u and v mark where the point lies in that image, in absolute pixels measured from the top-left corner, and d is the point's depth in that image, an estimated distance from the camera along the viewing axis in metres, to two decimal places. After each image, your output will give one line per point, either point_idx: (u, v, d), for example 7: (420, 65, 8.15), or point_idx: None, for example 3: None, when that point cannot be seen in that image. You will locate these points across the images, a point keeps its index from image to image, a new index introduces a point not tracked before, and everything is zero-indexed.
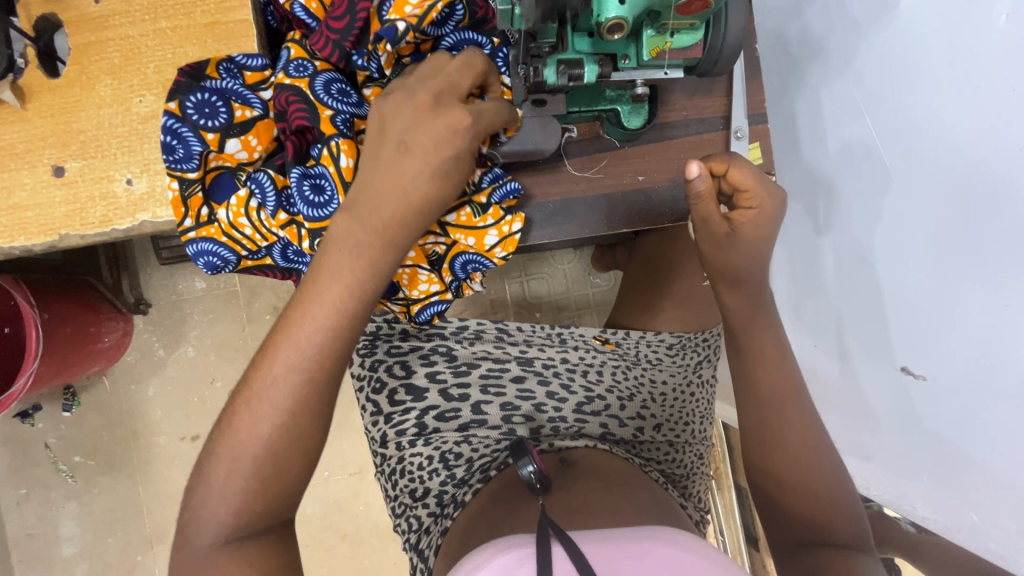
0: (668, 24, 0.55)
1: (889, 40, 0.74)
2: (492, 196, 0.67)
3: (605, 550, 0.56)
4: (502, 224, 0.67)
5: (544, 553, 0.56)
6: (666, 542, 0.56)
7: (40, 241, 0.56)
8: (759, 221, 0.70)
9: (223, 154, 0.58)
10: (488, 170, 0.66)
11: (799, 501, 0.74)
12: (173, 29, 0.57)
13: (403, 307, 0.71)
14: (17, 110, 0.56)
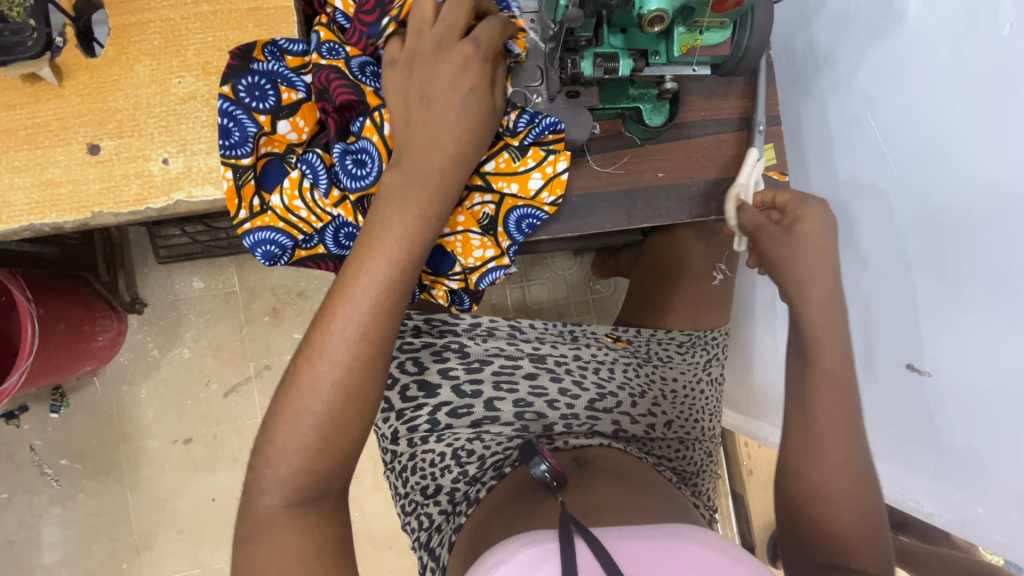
0: (701, 22, 0.58)
1: (897, 49, 0.78)
2: (527, 138, 0.66)
3: (631, 549, 0.56)
4: (544, 166, 0.68)
5: (568, 550, 0.55)
6: (691, 541, 0.56)
7: (72, 218, 0.56)
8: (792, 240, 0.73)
9: (275, 134, 0.60)
10: (521, 111, 0.65)
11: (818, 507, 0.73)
12: (215, 13, 0.58)
13: (461, 279, 0.72)
14: (54, 87, 0.56)
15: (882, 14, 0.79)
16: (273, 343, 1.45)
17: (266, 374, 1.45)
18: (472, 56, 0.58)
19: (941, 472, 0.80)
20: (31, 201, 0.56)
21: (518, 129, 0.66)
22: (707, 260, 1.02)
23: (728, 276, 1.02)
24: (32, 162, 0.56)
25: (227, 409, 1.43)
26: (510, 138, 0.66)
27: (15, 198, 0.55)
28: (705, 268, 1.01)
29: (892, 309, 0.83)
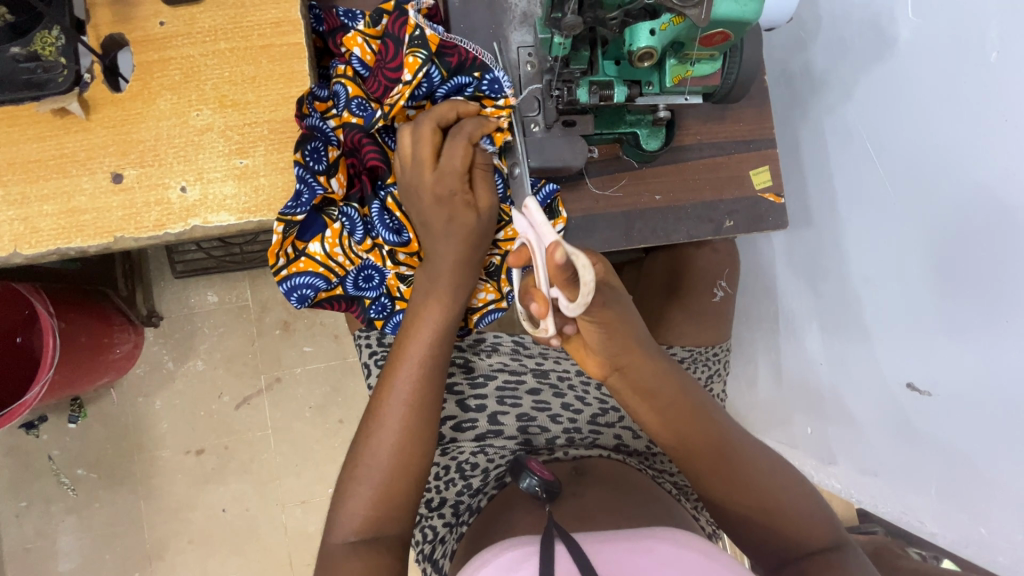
0: (691, 54, 0.60)
1: (889, 73, 0.80)
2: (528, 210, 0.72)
3: (608, 549, 0.58)
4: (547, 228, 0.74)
5: (546, 550, 0.57)
6: (668, 542, 0.58)
7: (95, 242, 0.60)
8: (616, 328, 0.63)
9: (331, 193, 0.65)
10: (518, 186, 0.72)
11: (746, 478, 0.68)
12: (231, 50, 0.61)
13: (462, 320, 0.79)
14: (81, 120, 0.60)
15: (875, 39, 0.81)
16: (284, 356, 1.49)
17: (277, 387, 1.48)
18: (445, 190, 0.62)
19: (944, 490, 0.79)
20: (58, 226, 0.59)
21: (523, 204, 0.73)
22: (710, 275, 1.03)
23: (728, 293, 1.03)
24: (60, 190, 0.59)
25: (238, 421, 1.46)
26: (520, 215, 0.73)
27: (44, 223, 0.59)
28: (707, 284, 1.02)
29: (891, 327, 0.83)
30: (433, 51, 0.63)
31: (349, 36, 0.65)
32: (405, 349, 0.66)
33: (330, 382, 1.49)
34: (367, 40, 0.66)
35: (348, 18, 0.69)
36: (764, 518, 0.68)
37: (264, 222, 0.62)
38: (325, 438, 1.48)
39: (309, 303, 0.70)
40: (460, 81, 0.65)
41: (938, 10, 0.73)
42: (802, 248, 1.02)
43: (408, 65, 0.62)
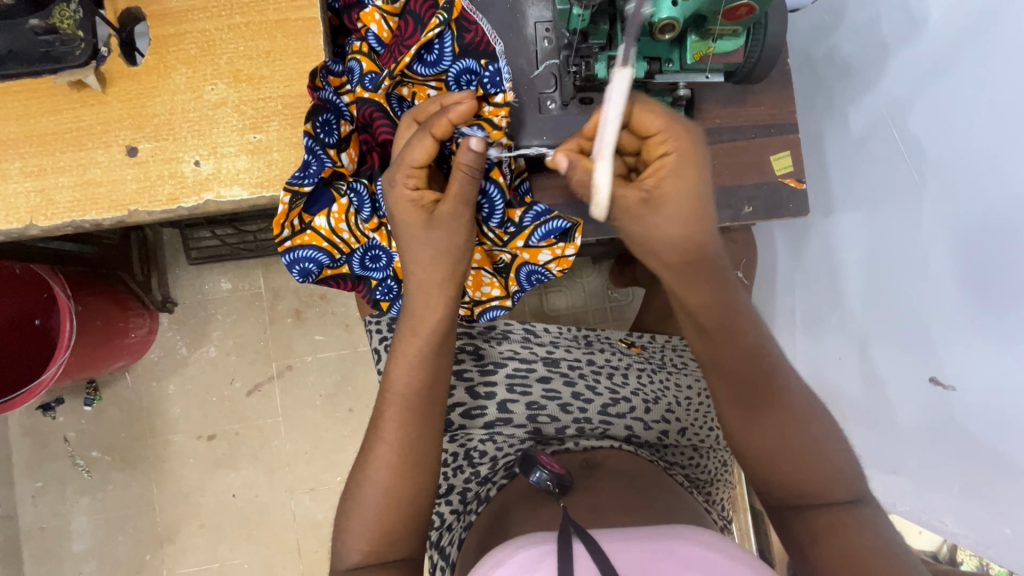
0: (713, 29, 0.59)
1: (920, 53, 0.77)
2: (528, 237, 0.74)
3: (629, 549, 0.57)
4: (555, 247, 0.74)
5: (565, 551, 0.56)
6: (692, 542, 0.56)
7: (110, 216, 0.60)
8: (678, 169, 0.55)
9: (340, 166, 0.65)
10: (528, 208, 0.74)
11: (771, 436, 0.67)
12: (247, 24, 0.61)
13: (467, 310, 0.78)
14: (98, 93, 0.60)
15: (904, 21, 0.79)
16: (295, 344, 1.49)
17: (287, 374, 1.49)
18: (409, 196, 0.60)
19: (967, 486, 0.76)
20: (74, 198, 0.60)
21: (520, 228, 0.74)
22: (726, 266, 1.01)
23: (746, 284, 1.01)
24: (75, 163, 0.60)
25: (250, 408, 1.47)
26: (515, 238, 0.74)
27: (59, 195, 0.59)
28: None
29: (914, 319, 0.81)
30: (455, 18, 0.62)
31: (366, 11, 0.64)
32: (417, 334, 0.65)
33: (340, 371, 1.50)
34: (384, 17, 0.65)
35: None
36: (795, 467, 0.66)
37: (274, 197, 0.62)
38: (334, 426, 1.49)
39: (311, 278, 0.69)
40: (468, 61, 0.63)
41: None
42: (822, 240, 0.99)
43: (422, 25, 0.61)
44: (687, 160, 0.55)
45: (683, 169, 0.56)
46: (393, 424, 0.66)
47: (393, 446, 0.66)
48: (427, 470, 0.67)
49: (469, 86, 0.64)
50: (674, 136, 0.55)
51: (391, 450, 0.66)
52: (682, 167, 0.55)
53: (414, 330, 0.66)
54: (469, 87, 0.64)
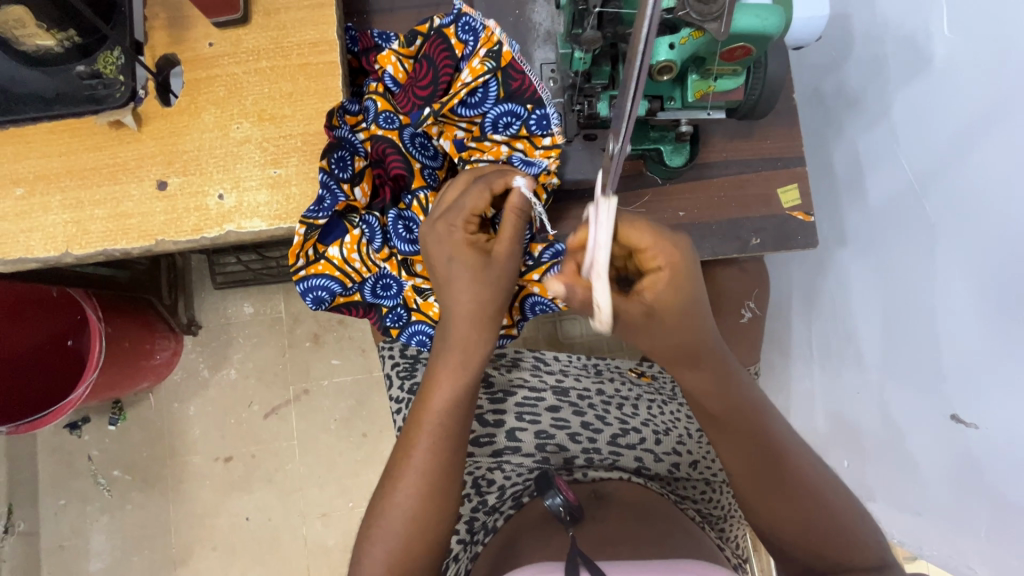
0: (712, 69, 0.60)
1: (926, 87, 0.77)
2: (545, 271, 0.72)
3: None
4: None
5: None
6: None
7: (139, 245, 0.64)
8: (674, 283, 0.54)
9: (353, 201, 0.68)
10: (549, 244, 0.72)
11: (795, 493, 0.62)
12: (272, 68, 0.65)
13: None
14: (134, 132, 0.65)
15: (910, 56, 0.79)
16: (312, 368, 1.52)
17: (304, 398, 1.51)
18: (465, 238, 0.62)
19: (995, 532, 0.70)
20: (107, 229, 0.64)
21: (538, 262, 0.72)
22: (738, 295, 1.00)
23: (757, 314, 1.00)
24: (110, 196, 0.64)
25: (266, 430, 1.50)
26: (530, 272, 0.72)
27: (94, 226, 0.63)
28: (734, 305, 0.99)
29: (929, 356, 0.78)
30: (503, 66, 0.65)
31: (382, 54, 0.69)
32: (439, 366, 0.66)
33: (355, 396, 1.51)
34: (400, 59, 0.69)
35: (382, 39, 0.74)
36: (799, 526, 0.62)
37: (290, 228, 0.64)
38: (348, 451, 1.50)
39: (324, 305, 0.71)
40: (511, 106, 0.66)
41: (974, 26, 0.70)
42: (838, 271, 0.98)
43: (472, 71, 0.65)
44: (683, 272, 0.55)
45: (678, 279, 0.55)
46: (425, 453, 0.65)
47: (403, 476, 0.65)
48: (435, 500, 0.66)
49: (508, 128, 0.67)
50: (664, 249, 0.53)
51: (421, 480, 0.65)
52: (678, 277, 0.54)
53: (456, 365, 0.65)
54: (508, 129, 0.67)
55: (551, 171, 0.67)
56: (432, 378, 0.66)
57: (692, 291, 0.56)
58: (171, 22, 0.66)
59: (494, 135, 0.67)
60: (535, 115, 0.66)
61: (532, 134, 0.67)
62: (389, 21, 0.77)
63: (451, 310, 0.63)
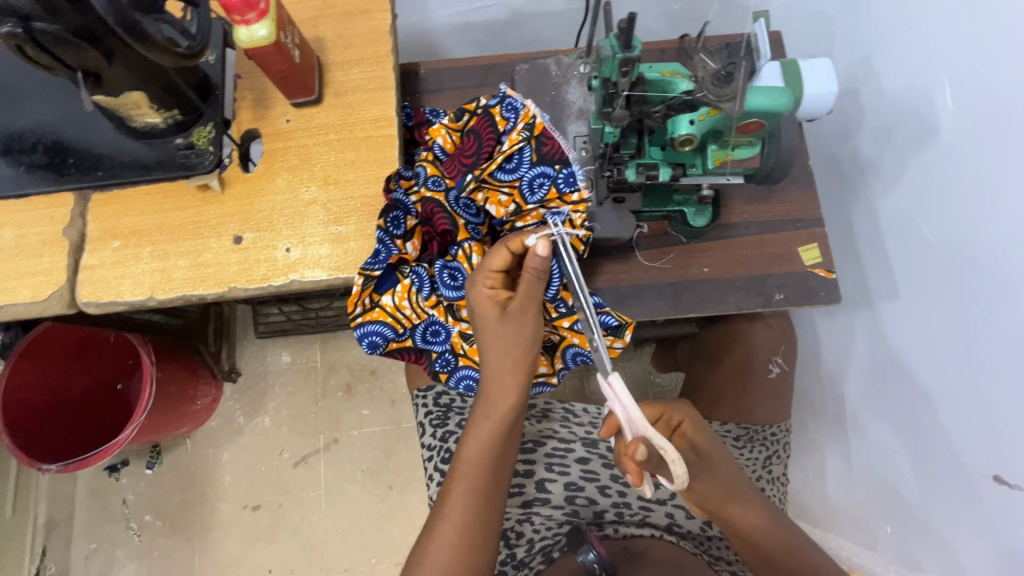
0: (730, 140, 0.67)
1: (936, 156, 0.82)
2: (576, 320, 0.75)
3: None
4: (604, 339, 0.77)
5: None
6: None
7: (214, 291, 0.72)
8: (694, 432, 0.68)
9: (404, 254, 0.74)
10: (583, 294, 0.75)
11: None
12: (338, 140, 0.75)
13: None
14: (218, 193, 0.74)
15: (919, 127, 0.85)
16: (343, 418, 1.56)
17: (334, 447, 1.54)
18: (488, 293, 0.67)
19: None
20: (188, 277, 0.72)
21: (572, 309, 0.74)
22: (764, 350, 1.02)
23: (785, 370, 1.00)
24: (193, 249, 0.73)
25: (294, 479, 1.52)
26: (563, 318, 0.75)
27: (177, 275, 0.72)
28: (761, 360, 1.01)
29: (976, 422, 0.77)
30: (536, 135, 0.73)
31: (434, 128, 0.79)
32: (485, 417, 0.68)
33: (383, 447, 1.54)
34: (449, 132, 0.79)
35: (433, 115, 0.84)
36: None
37: (348, 278, 0.72)
38: (373, 503, 1.50)
39: (379, 350, 0.77)
40: (544, 168, 0.73)
41: (976, 103, 0.76)
42: (866, 328, 1.00)
43: (509, 139, 0.73)
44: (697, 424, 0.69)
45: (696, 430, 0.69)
46: (457, 503, 0.65)
47: (451, 528, 0.64)
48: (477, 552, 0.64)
49: (541, 188, 0.73)
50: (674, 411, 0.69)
51: (455, 532, 0.64)
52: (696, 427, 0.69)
53: (487, 413, 0.68)
54: (541, 189, 0.73)
55: (576, 223, 0.72)
56: (472, 430, 0.68)
57: (711, 436, 0.69)
58: (256, 103, 0.77)
59: (533, 194, 0.73)
60: (566, 174, 0.72)
61: (561, 193, 0.72)
62: (439, 100, 0.88)
63: (493, 363, 0.67)
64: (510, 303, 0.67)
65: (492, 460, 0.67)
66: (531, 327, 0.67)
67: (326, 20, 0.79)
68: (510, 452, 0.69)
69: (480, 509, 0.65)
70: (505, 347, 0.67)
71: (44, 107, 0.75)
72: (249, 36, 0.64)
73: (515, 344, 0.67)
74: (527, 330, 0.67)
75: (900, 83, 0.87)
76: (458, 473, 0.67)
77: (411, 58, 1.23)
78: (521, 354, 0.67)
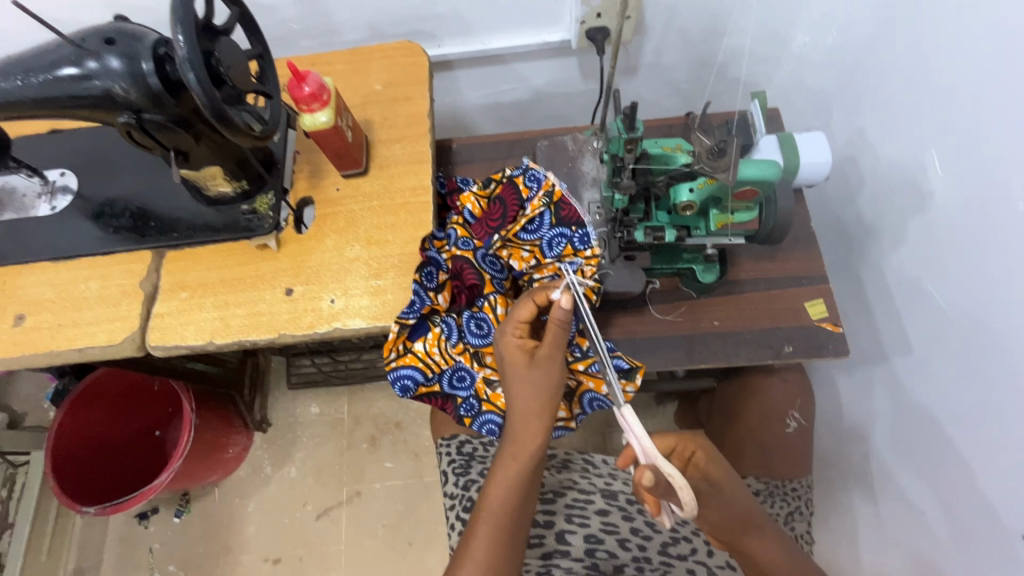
0: (728, 205, 0.73)
1: (933, 221, 0.87)
2: (590, 363, 0.83)
3: None
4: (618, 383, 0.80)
5: None
6: None
7: (264, 337, 0.80)
8: (710, 460, 0.69)
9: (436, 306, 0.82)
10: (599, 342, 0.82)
11: None
12: (381, 206, 0.85)
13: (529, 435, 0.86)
14: (274, 251, 0.85)
15: (916, 193, 0.90)
16: (366, 470, 1.59)
17: (356, 500, 1.56)
18: (516, 341, 0.73)
19: None
20: (243, 324, 0.81)
21: (585, 354, 0.83)
22: (782, 405, 1.04)
23: (803, 425, 1.01)
24: (249, 299, 0.82)
25: (317, 532, 1.53)
26: (577, 361, 0.83)
27: (234, 322, 0.81)
28: (778, 414, 1.02)
29: (1000, 478, 0.77)
30: (555, 201, 0.84)
31: (465, 194, 0.89)
32: (510, 461, 0.71)
33: (405, 501, 1.55)
34: (478, 198, 0.89)
35: (463, 184, 0.95)
36: None
37: (385, 326, 0.79)
38: (392, 560, 1.50)
39: (409, 394, 0.83)
40: (562, 229, 0.82)
41: (963, 171, 0.82)
42: (885, 384, 1.01)
43: (531, 205, 0.84)
44: (712, 454, 0.70)
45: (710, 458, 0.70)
46: (483, 542, 0.68)
47: (473, 567, 0.66)
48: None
49: (558, 246, 0.82)
50: (689, 440, 0.70)
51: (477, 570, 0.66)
52: (711, 456, 0.69)
53: (514, 455, 0.71)
54: (559, 247, 0.82)
55: (586, 275, 0.80)
56: (494, 473, 0.72)
57: (727, 467, 0.70)
58: (311, 174, 0.89)
59: (551, 252, 0.83)
60: (583, 235, 0.82)
61: (577, 250, 0.81)
62: (469, 170, 0.99)
63: (518, 406, 0.71)
64: (537, 350, 0.72)
65: (517, 503, 0.70)
66: (558, 373, 0.71)
67: (374, 105, 0.92)
68: (533, 494, 0.72)
69: (501, 550, 0.67)
70: (532, 393, 0.71)
71: (135, 179, 0.88)
72: (313, 122, 0.76)
73: (544, 390, 0.71)
74: (553, 378, 0.71)
75: (894, 154, 0.94)
76: (484, 513, 0.70)
77: (442, 133, 1.37)
78: (549, 399, 0.71)
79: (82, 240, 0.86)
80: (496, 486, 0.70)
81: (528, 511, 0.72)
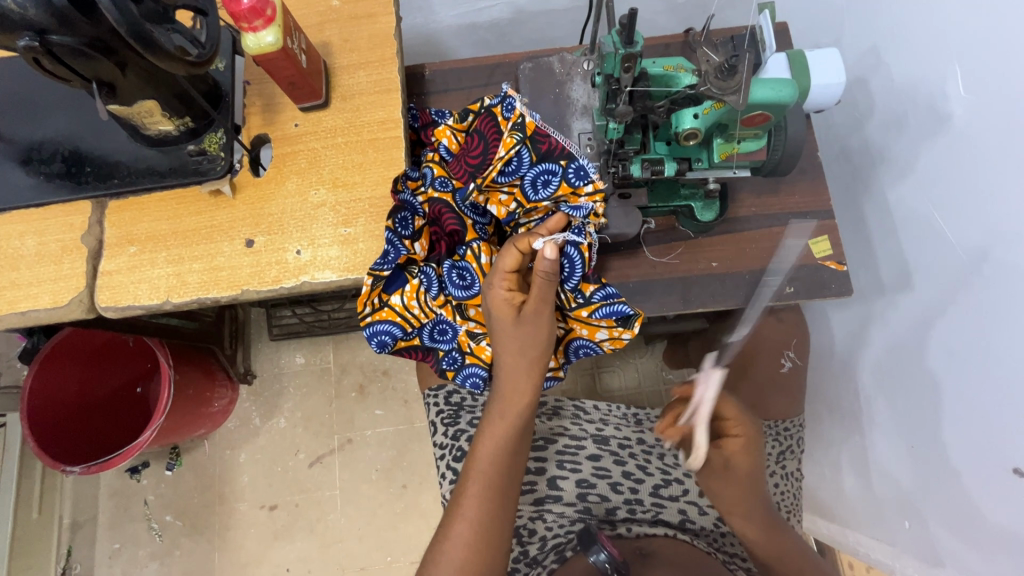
0: (735, 134, 0.67)
1: (948, 147, 0.81)
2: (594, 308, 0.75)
3: None
4: (613, 328, 0.77)
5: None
6: None
7: (227, 294, 0.73)
8: (747, 448, 0.72)
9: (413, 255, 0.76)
10: (600, 286, 0.75)
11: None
12: (346, 143, 0.76)
13: None
14: (229, 198, 0.76)
15: (931, 116, 0.83)
16: (356, 418, 1.58)
17: (347, 447, 1.56)
18: (504, 295, 0.67)
19: None
20: (202, 280, 0.73)
21: (589, 300, 0.75)
22: (777, 344, 1.01)
23: (798, 363, 1.00)
24: (206, 252, 0.74)
25: (311, 479, 1.54)
26: (581, 308, 0.76)
27: (191, 278, 0.73)
28: (773, 353, 1.00)
29: (980, 407, 0.76)
30: (529, 135, 0.73)
31: (439, 129, 0.80)
32: (498, 418, 0.68)
33: (397, 446, 1.55)
34: (454, 133, 0.80)
35: (439, 116, 0.85)
36: None
37: (358, 279, 0.73)
38: (387, 502, 1.52)
39: (387, 348, 0.78)
40: (546, 165, 0.73)
41: (986, 88, 0.74)
42: (880, 320, 0.98)
43: (504, 143, 0.73)
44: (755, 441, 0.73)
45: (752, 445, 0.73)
46: (474, 501, 0.65)
47: (467, 527, 0.64)
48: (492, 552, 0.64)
49: (548, 185, 0.73)
50: (745, 423, 0.73)
51: (470, 529, 0.64)
52: (751, 444, 0.73)
53: (503, 413, 0.68)
54: (548, 186, 0.73)
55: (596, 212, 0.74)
56: (482, 431, 0.69)
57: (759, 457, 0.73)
58: (264, 109, 0.79)
59: (535, 193, 0.74)
60: (572, 170, 0.72)
61: (573, 186, 0.72)
62: (445, 101, 0.89)
63: (504, 361, 0.68)
64: (525, 304, 0.67)
65: (508, 460, 0.67)
66: (547, 329, 0.67)
67: (332, 25, 0.80)
68: (523, 449, 0.70)
69: (494, 508, 0.65)
70: (520, 349, 0.67)
71: (64, 117, 0.77)
72: (257, 43, 0.65)
73: (531, 345, 0.67)
74: (542, 332, 0.67)
75: (910, 72, 0.86)
76: (474, 472, 0.67)
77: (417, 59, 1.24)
78: (538, 356, 0.68)
79: (10, 188, 0.76)
80: (485, 445, 0.67)
81: (519, 468, 0.69)
